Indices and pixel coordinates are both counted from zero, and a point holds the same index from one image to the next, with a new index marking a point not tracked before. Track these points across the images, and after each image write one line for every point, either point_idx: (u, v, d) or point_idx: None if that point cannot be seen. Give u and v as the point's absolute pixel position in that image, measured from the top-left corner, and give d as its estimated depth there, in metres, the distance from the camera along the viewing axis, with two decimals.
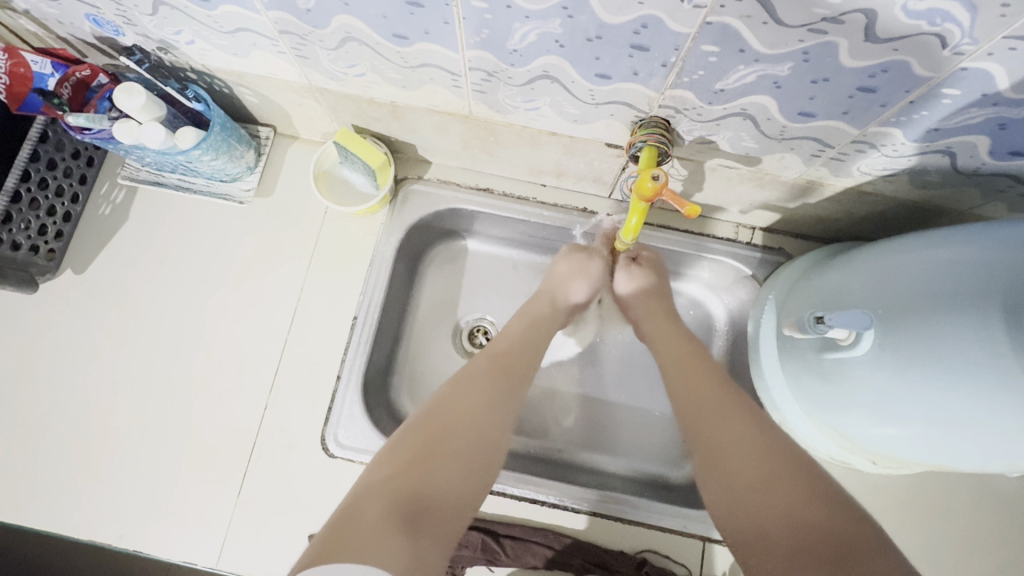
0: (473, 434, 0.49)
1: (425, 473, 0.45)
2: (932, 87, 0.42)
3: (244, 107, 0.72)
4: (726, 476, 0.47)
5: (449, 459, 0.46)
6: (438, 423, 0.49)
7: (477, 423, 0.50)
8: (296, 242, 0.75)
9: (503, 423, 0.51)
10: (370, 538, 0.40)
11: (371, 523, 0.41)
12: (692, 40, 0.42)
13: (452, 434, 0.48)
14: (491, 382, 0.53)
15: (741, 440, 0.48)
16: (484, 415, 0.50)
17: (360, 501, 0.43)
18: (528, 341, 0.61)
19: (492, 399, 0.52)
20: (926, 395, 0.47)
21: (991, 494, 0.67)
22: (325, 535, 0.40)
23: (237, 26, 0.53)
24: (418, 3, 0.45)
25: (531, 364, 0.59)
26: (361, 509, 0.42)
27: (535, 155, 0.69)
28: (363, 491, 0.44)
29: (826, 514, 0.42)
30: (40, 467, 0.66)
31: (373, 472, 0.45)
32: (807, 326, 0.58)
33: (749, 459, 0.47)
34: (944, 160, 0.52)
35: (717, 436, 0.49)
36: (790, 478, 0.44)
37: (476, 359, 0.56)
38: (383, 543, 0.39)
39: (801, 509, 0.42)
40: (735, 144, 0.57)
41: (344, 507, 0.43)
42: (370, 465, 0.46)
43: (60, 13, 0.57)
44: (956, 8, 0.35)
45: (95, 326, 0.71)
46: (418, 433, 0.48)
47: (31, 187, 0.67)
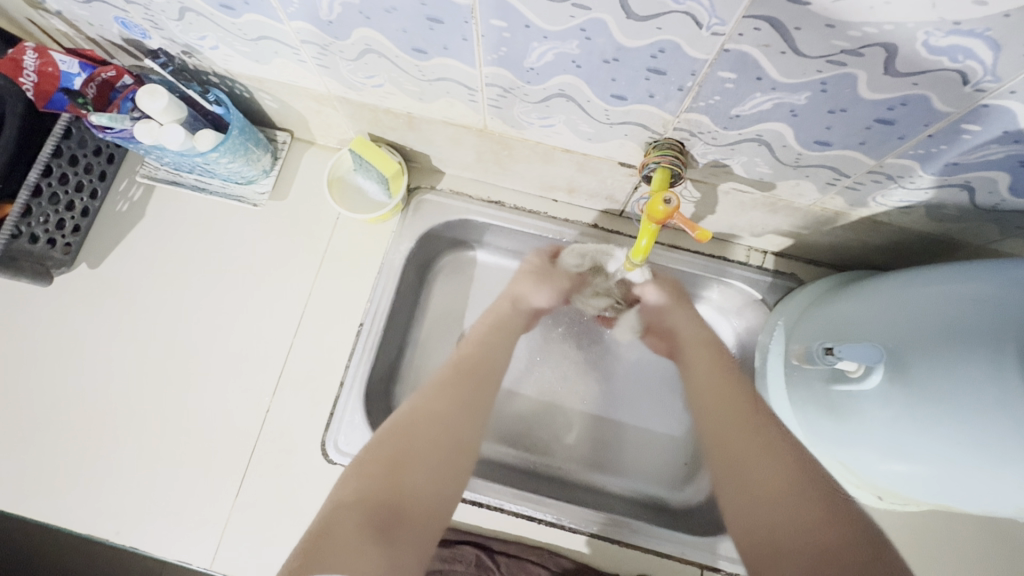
0: (442, 442, 0.51)
1: (398, 482, 0.47)
2: (952, 122, 0.42)
3: (263, 112, 0.73)
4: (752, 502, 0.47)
5: (419, 466, 0.49)
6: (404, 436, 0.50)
7: (442, 433, 0.52)
8: (307, 246, 0.75)
9: (471, 425, 0.54)
10: (350, 547, 0.42)
11: (347, 532, 0.43)
12: (709, 66, 0.42)
13: (422, 440, 0.50)
14: (454, 387, 0.56)
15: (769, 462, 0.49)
16: (452, 421, 0.53)
17: (338, 513, 0.44)
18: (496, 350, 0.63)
19: (460, 405, 0.55)
20: (935, 434, 0.46)
21: (999, 538, 0.65)
22: (305, 551, 0.41)
23: (259, 34, 0.54)
24: (438, 19, 0.45)
25: (499, 369, 0.61)
26: (340, 519, 0.44)
27: (548, 171, 0.69)
28: (338, 504, 0.45)
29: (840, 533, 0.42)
30: (43, 458, 0.67)
31: (347, 486, 0.47)
32: (820, 358, 0.57)
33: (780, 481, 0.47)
34: (962, 195, 0.51)
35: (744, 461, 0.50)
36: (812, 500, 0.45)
37: (443, 368, 0.58)
38: (359, 550, 0.42)
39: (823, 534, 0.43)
40: (750, 169, 0.56)
41: (322, 523, 0.44)
42: (347, 478, 0.48)
43: (91, 15, 0.58)
44: (979, 45, 0.34)
45: (105, 320, 0.72)
46: (390, 445, 0.49)
47: (52, 182, 0.67)
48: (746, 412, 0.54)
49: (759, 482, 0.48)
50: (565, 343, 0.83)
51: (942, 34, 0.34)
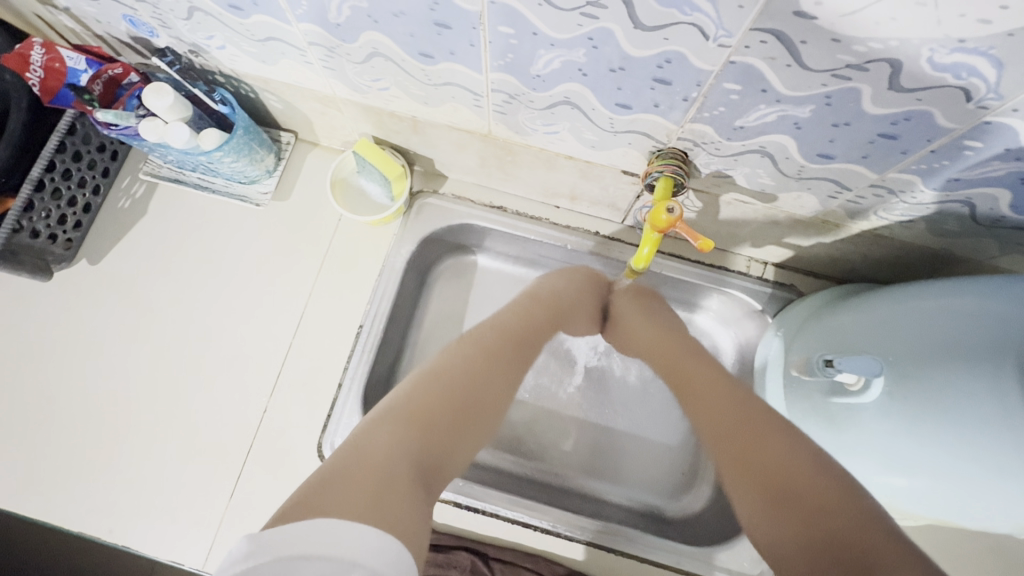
0: (495, 377, 0.54)
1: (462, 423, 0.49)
2: (954, 138, 0.42)
3: (268, 112, 0.73)
4: (756, 486, 0.49)
5: (478, 412, 0.50)
6: (455, 403, 0.49)
7: (489, 374, 0.53)
8: (308, 247, 0.75)
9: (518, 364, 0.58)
10: (394, 501, 0.38)
11: (394, 478, 0.40)
12: (715, 77, 0.42)
13: (479, 395, 0.51)
14: (518, 337, 0.59)
15: (781, 456, 0.49)
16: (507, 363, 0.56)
17: (383, 456, 0.41)
18: (569, 301, 0.67)
19: (518, 349, 0.58)
20: (934, 449, 0.46)
21: (996, 554, 0.65)
22: (346, 471, 0.39)
23: (267, 35, 0.55)
24: (446, 25, 0.45)
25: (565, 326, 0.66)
26: (380, 453, 0.41)
27: (551, 177, 0.69)
28: (382, 439, 0.43)
29: (846, 526, 0.42)
30: (36, 454, 0.66)
31: (381, 430, 0.44)
32: (818, 369, 0.57)
33: (782, 471, 0.48)
34: (963, 209, 0.51)
35: (753, 459, 0.51)
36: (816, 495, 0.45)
37: (476, 354, 0.54)
38: (403, 491, 0.40)
39: (826, 527, 0.43)
40: (752, 180, 0.56)
41: (358, 470, 0.39)
42: (382, 432, 0.43)
43: (99, 12, 0.59)
44: (982, 63, 0.34)
45: (102, 316, 0.72)
46: (419, 407, 0.47)
47: (55, 177, 0.68)
48: (739, 398, 0.56)
49: (768, 469, 0.49)
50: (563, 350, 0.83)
51: (946, 50, 0.34)
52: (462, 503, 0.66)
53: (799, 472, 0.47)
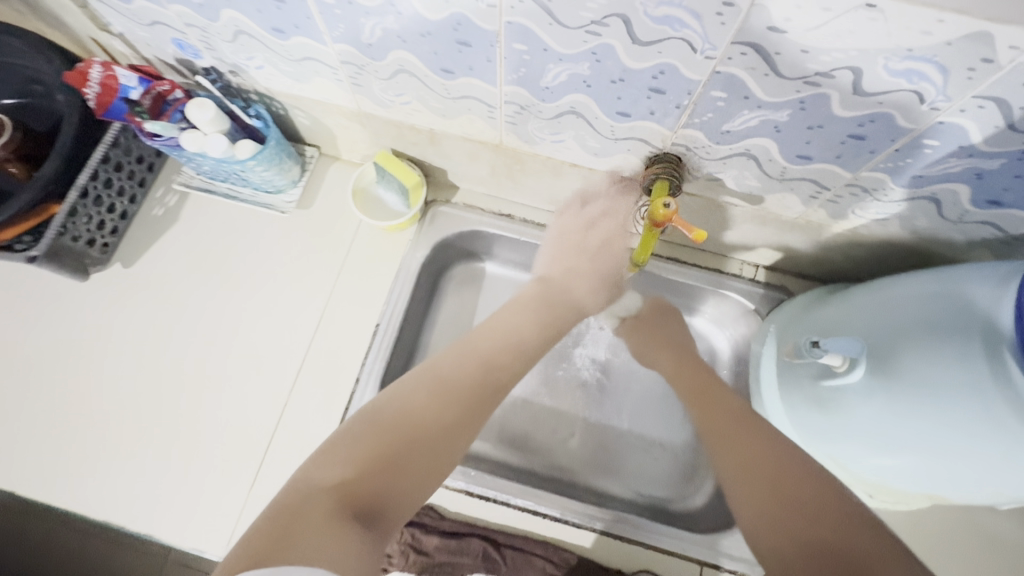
0: (454, 391, 0.55)
1: (414, 445, 0.48)
2: (914, 138, 0.48)
3: (295, 128, 0.80)
4: (760, 488, 0.51)
5: (427, 424, 0.50)
6: (388, 447, 0.47)
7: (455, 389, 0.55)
8: (329, 251, 0.80)
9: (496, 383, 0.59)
10: (325, 536, 0.38)
11: (321, 519, 0.39)
12: (703, 86, 0.49)
13: (442, 410, 0.52)
14: (488, 349, 0.60)
15: (775, 470, 0.51)
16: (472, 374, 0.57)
17: (302, 501, 0.41)
18: (546, 321, 0.67)
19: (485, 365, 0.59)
20: (916, 420, 0.52)
21: (986, 542, 0.68)
22: (267, 518, 0.39)
23: (304, 55, 0.61)
24: (467, 43, 0.52)
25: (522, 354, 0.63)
26: (313, 489, 0.42)
27: (556, 185, 0.75)
28: (321, 477, 0.43)
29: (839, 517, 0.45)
30: (67, 445, 0.69)
31: (312, 477, 0.43)
32: (800, 352, 0.63)
33: (782, 478, 0.50)
34: (930, 206, 0.57)
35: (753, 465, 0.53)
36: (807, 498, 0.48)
37: (422, 399, 0.52)
38: (331, 533, 0.38)
39: (828, 529, 0.45)
40: (740, 183, 0.62)
41: (279, 509, 0.40)
42: (320, 472, 0.44)
43: (150, 37, 0.66)
44: (929, 70, 0.40)
45: (134, 315, 0.76)
46: (361, 444, 0.46)
47: (98, 186, 0.73)
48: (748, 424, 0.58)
49: (779, 475, 0.51)
50: (568, 351, 0.88)
51: (898, 59, 0.40)
52: (475, 491, 0.69)
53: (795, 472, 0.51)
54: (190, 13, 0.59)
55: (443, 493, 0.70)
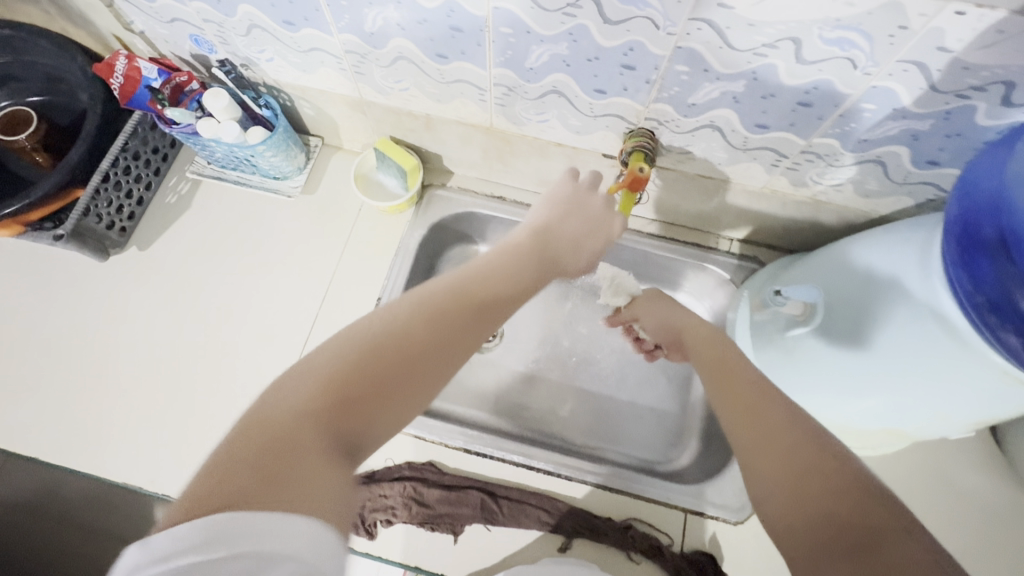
0: (431, 326, 0.42)
1: (403, 373, 0.40)
2: (854, 103, 0.54)
3: (301, 120, 0.86)
4: (768, 453, 0.43)
5: (424, 348, 0.42)
6: (380, 374, 0.39)
7: (413, 335, 0.41)
8: (332, 233, 0.86)
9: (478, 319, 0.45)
10: (299, 478, 0.33)
11: (306, 453, 0.34)
12: (668, 61, 0.55)
13: (440, 328, 0.43)
14: (529, 253, 0.53)
15: (776, 424, 0.44)
16: (464, 301, 0.45)
17: (291, 432, 0.35)
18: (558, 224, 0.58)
19: (456, 308, 0.44)
20: (869, 356, 0.58)
21: (949, 487, 0.73)
22: (246, 448, 0.33)
23: (311, 46, 0.68)
24: (459, 28, 0.58)
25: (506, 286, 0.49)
26: (291, 418, 0.35)
27: (544, 166, 0.81)
28: (296, 407, 0.36)
29: (853, 490, 0.38)
30: (89, 412, 0.74)
31: (286, 398, 0.36)
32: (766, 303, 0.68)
33: (792, 449, 0.42)
34: (878, 170, 0.63)
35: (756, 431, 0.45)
36: (820, 469, 0.40)
37: (419, 320, 0.42)
38: (308, 473, 0.33)
39: (845, 506, 0.38)
40: (709, 155, 0.69)
41: (260, 444, 0.34)
42: (296, 394, 0.37)
43: (170, 34, 0.72)
44: (857, 37, 0.47)
45: (150, 294, 0.81)
46: (345, 368, 0.38)
47: (118, 172, 0.78)
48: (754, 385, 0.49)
49: (786, 444, 0.42)
50: (558, 326, 0.93)
51: (829, 28, 0.47)
52: (472, 449, 0.75)
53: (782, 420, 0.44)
54: (209, 10, 0.66)
55: (443, 451, 0.75)
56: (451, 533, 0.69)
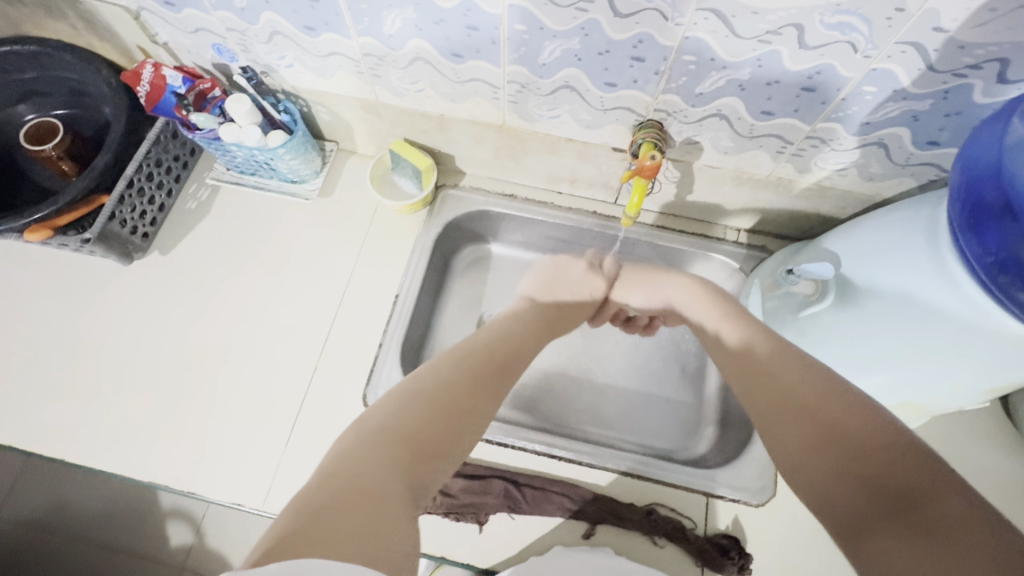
0: (473, 391, 0.50)
1: (456, 429, 0.47)
2: (855, 86, 0.57)
3: (317, 125, 0.89)
4: (807, 423, 0.44)
5: (471, 405, 0.49)
6: (441, 432, 0.46)
7: (458, 394, 0.49)
8: (349, 234, 0.88)
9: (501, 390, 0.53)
10: (382, 526, 0.38)
11: (381, 502, 0.39)
12: (676, 51, 0.58)
13: (479, 393, 0.51)
14: (531, 335, 0.61)
15: (804, 391, 0.47)
16: (493, 372, 0.53)
17: (375, 481, 0.40)
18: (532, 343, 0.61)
19: (489, 376, 0.53)
20: (883, 326, 0.60)
21: (962, 464, 0.74)
22: (329, 494, 0.38)
23: (330, 50, 0.70)
24: (476, 27, 0.61)
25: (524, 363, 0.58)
26: (367, 472, 0.40)
27: (554, 162, 0.83)
28: (367, 454, 0.42)
29: (887, 447, 0.40)
30: (114, 412, 0.75)
31: (359, 456, 0.41)
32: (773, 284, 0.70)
33: (828, 415, 0.44)
34: (880, 153, 0.66)
35: (782, 401, 0.47)
36: (856, 431, 0.42)
37: (461, 384, 0.50)
38: (388, 518, 0.38)
39: (883, 466, 0.40)
40: (717, 144, 0.71)
41: (343, 491, 0.38)
42: (367, 452, 0.42)
43: (193, 44, 0.75)
44: (857, 22, 0.50)
45: (172, 296, 0.83)
46: (409, 425, 0.45)
47: (142, 178, 0.80)
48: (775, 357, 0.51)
49: (817, 415, 0.44)
50: None
51: (830, 13, 0.50)
52: (493, 439, 0.75)
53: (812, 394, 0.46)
54: (233, 18, 0.69)
55: None
56: (476, 523, 0.70)
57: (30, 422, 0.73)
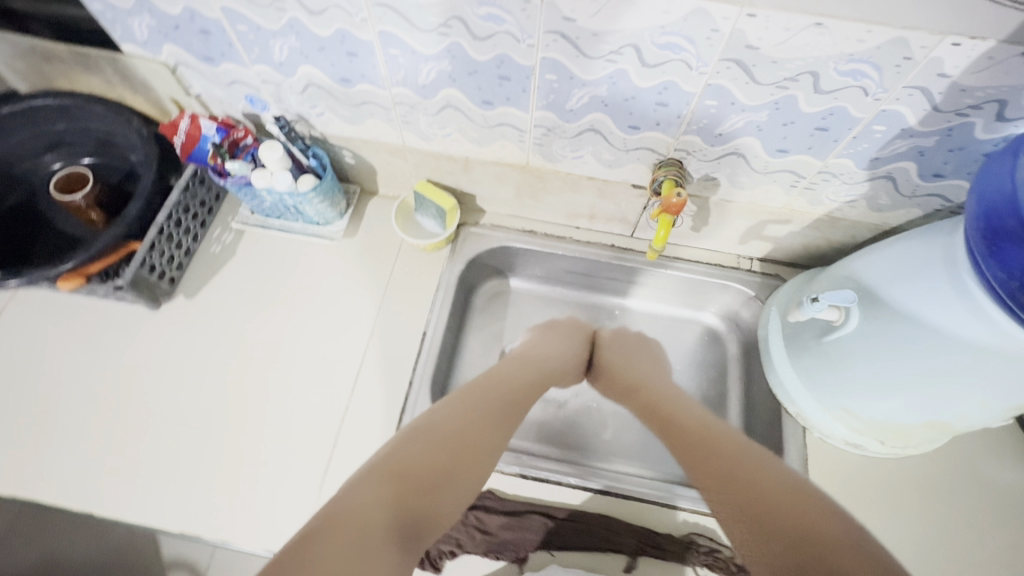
0: (461, 443, 0.56)
1: (441, 477, 0.52)
2: (866, 125, 0.61)
3: (341, 168, 0.91)
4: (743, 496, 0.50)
5: (457, 455, 0.55)
6: (430, 475, 0.51)
7: (447, 442, 0.55)
8: (374, 273, 0.89)
9: (488, 448, 0.59)
10: (370, 553, 0.41)
11: (372, 531, 0.42)
12: (698, 97, 0.62)
13: (466, 445, 0.56)
14: (519, 393, 0.68)
15: (746, 469, 0.53)
16: (477, 427, 0.59)
17: (366, 512, 0.44)
18: (520, 404, 0.67)
19: (478, 430, 0.59)
20: (908, 350, 0.62)
21: (986, 482, 0.76)
22: (325, 525, 0.42)
23: (363, 100, 0.74)
24: (507, 77, 0.65)
25: (510, 426, 0.64)
26: (360, 505, 0.45)
27: (574, 199, 0.87)
28: (359, 490, 0.46)
29: (812, 516, 0.46)
30: (145, 462, 0.74)
31: (355, 488, 0.47)
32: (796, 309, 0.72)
33: (760, 489, 0.50)
34: (889, 185, 0.70)
35: (729, 474, 0.53)
36: (786, 505, 0.48)
37: (450, 435, 0.56)
38: (378, 547, 0.41)
39: (809, 532, 0.44)
40: (733, 180, 0.75)
41: (337, 519, 0.42)
42: (362, 490, 0.46)
43: (226, 94, 0.78)
44: (868, 69, 0.54)
45: (200, 341, 0.83)
46: (397, 467, 0.50)
47: (172, 225, 0.81)
48: (720, 442, 0.58)
49: (756, 487, 0.50)
50: None
51: (844, 62, 0.54)
52: (528, 474, 0.75)
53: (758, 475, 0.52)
54: (270, 71, 0.72)
55: (498, 478, 0.75)
56: (517, 561, 0.69)
57: (62, 475, 0.73)
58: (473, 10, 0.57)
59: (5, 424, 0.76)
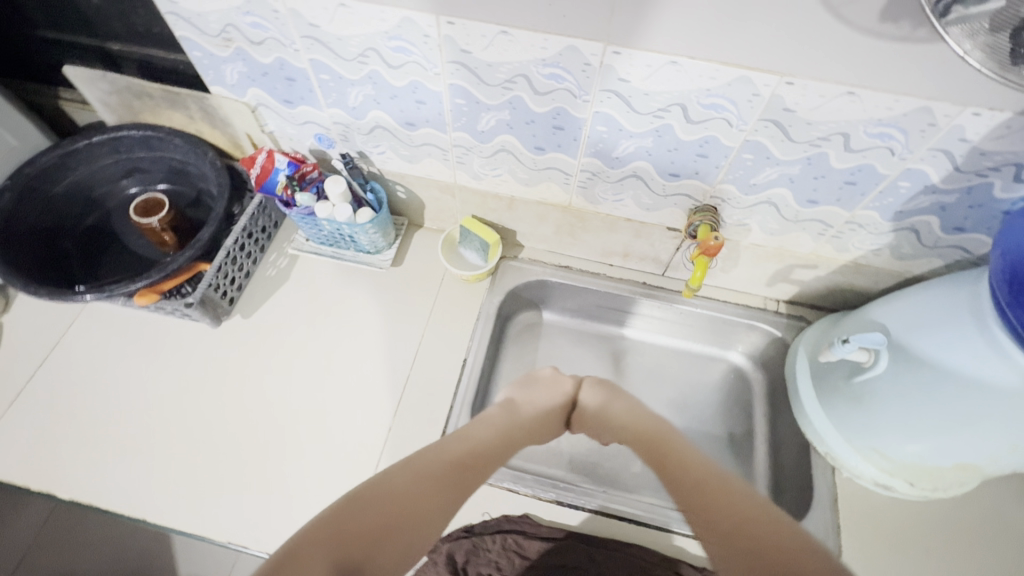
0: (426, 487, 0.51)
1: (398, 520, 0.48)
2: (892, 181, 0.67)
3: (392, 202, 0.98)
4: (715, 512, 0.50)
5: (418, 497, 0.50)
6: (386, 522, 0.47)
7: (412, 485, 0.51)
8: (418, 300, 0.94)
9: (454, 491, 0.54)
10: None
11: None
12: (736, 150, 0.68)
13: (430, 485, 0.52)
14: (495, 429, 0.64)
15: (719, 487, 0.52)
16: (447, 466, 0.55)
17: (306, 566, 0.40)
18: (496, 442, 0.62)
19: (449, 472, 0.55)
20: (939, 393, 0.65)
21: (1014, 529, 0.77)
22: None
23: (424, 141, 0.81)
24: (561, 127, 0.71)
25: (482, 463, 0.59)
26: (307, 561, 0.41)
27: (611, 238, 0.92)
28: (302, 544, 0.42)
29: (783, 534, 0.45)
30: (197, 473, 0.77)
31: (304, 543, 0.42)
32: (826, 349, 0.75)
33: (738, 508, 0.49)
34: (912, 237, 0.75)
35: (705, 492, 0.52)
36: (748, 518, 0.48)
37: (422, 477, 0.52)
38: None
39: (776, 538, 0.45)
40: (764, 226, 0.80)
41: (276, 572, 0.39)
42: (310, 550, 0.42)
43: (298, 132, 0.85)
44: (895, 133, 0.60)
45: (254, 359, 0.88)
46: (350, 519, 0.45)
47: (238, 249, 0.88)
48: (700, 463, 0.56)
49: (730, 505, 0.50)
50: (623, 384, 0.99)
51: (873, 126, 0.60)
52: (564, 501, 0.78)
53: (744, 509, 0.49)
54: (342, 114, 0.79)
55: (535, 504, 0.78)
56: None
57: (118, 481, 0.76)
58: (537, 70, 0.64)
59: (67, 429, 0.80)
